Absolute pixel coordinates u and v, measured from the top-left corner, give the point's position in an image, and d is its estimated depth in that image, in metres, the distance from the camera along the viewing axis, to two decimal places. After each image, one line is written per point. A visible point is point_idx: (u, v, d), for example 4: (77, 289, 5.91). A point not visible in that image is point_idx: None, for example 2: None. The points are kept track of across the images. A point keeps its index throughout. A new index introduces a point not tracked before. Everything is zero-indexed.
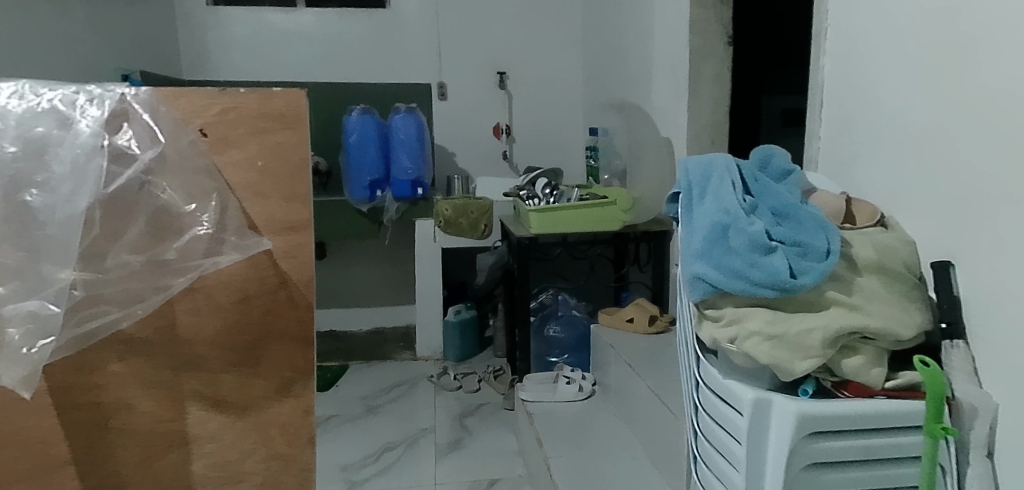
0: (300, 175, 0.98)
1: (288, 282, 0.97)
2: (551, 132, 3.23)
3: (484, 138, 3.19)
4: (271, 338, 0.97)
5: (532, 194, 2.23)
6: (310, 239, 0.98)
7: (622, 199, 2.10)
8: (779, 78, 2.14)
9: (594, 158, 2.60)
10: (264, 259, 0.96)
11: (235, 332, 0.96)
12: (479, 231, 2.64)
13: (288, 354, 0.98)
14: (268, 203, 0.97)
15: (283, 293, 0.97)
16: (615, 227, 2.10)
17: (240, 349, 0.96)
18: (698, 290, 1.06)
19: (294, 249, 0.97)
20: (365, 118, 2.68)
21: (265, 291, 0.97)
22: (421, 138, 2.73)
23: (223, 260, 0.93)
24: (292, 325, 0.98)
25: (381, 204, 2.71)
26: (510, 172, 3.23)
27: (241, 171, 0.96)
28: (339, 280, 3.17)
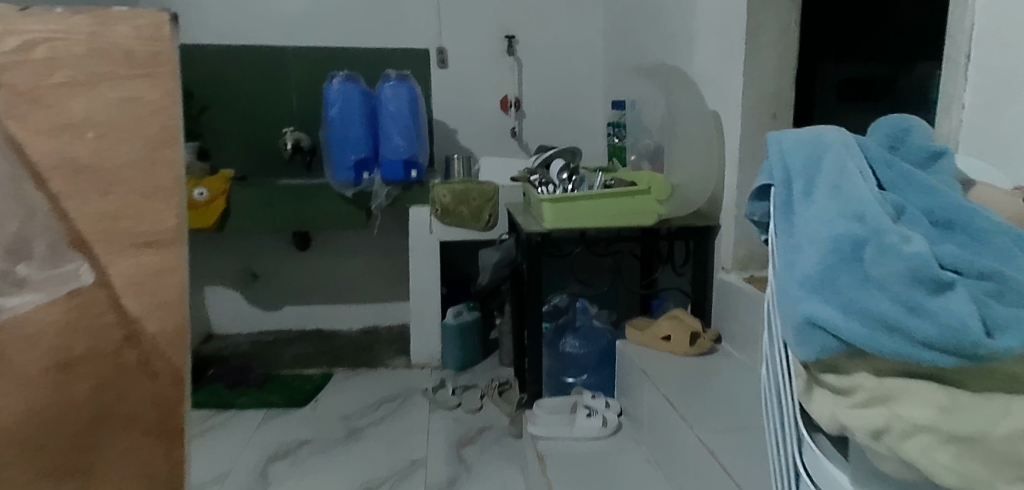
0: (161, 149, 0.72)
1: (137, 337, 0.72)
2: (566, 106, 2.82)
3: (489, 112, 2.79)
4: (109, 434, 0.70)
5: (546, 179, 1.80)
6: (179, 254, 0.74)
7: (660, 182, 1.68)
8: (838, 43, 1.74)
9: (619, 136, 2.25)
10: (99, 296, 0.70)
11: (48, 428, 0.66)
12: (483, 222, 2.25)
13: (136, 455, 0.72)
14: (108, 199, 0.70)
15: (133, 354, 0.71)
16: (649, 220, 1.69)
17: (50, 462, 0.67)
18: (815, 343, 0.68)
19: (152, 281, 0.72)
20: (348, 87, 2.27)
21: (101, 355, 0.70)
22: (415, 109, 2.32)
23: (17, 302, 0.66)
24: (146, 414, 0.73)
25: (367, 188, 2.30)
26: (519, 152, 2.83)
27: (54, 139, 0.68)
28: (324, 273, 2.79)
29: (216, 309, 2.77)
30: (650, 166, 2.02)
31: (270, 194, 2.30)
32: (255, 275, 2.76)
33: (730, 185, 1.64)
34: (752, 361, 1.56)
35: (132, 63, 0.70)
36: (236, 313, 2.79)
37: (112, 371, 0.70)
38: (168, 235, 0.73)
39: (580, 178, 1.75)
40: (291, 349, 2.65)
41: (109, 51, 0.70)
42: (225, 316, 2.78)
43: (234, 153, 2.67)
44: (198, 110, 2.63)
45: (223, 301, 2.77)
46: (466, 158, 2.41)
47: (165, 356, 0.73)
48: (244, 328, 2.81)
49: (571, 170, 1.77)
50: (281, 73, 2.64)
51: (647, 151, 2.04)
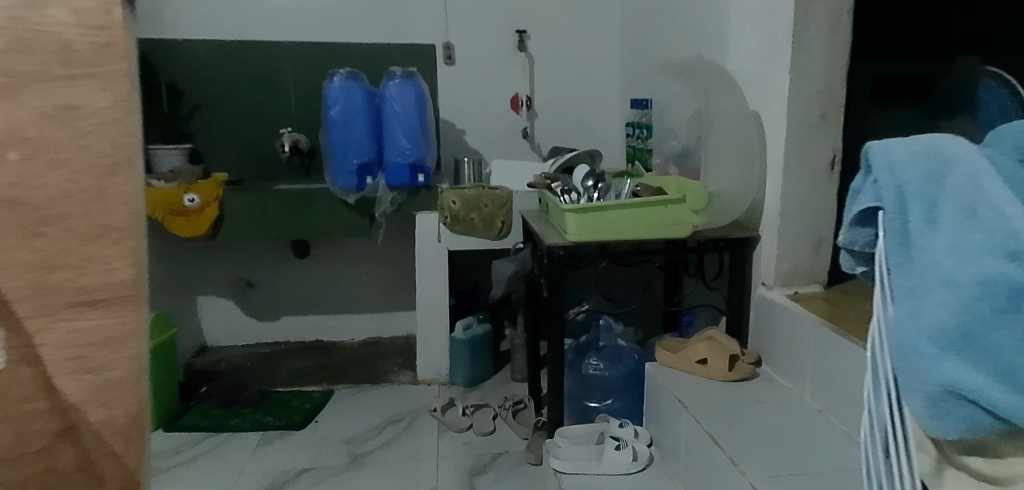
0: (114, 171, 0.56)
1: (76, 432, 0.58)
2: (580, 105, 2.68)
3: (499, 111, 2.64)
4: None
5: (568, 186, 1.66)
6: (137, 324, 0.57)
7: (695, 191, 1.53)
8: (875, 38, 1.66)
9: (645, 138, 2.11)
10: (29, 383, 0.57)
11: None
12: (496, 230, 2.10)
13: None
14: (45, 253, 0.55)
15: (71, 451, 0.58)
16: (682, 232, 1.54)
17: None
18: (958, 415, 0.55)
19: (97, 362, 0.57)
20: (349, 86, 2.09)
21: (35, 454, 0.58)
22: (422, 108, 2.15)
23: None
24: None
25: (371, 194, 2.16)
26: (531, 154, 2.69)
27: None
28: (324, 281, 2.64)
29: (210, 320, 2.62)
30: (678, 169, 1.90)
31: (266, 200, 2.15)
32: (251, 284, 2.61)
33: (773, 193, 1.50)
34: (799, 388, 1.42)
35: (69, 59, 0.55)
36: (231, 324, 2.64)
37: (46, 473, 0.58)
38: (121, 292, 0.56)
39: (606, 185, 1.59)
40: (289, 363, 2.50)
41: (34, 43, 0.54)
42: (219, 327, 2.63)
43: (228, 155, 2.52)
44: (191, 109, 2.48)
45: (217, 311, 2.62)
46: (476, 161, 2.26)
47: (111, 455, 0.58)
48: (240, 340, 2.66)
49: (596, 176, 1.62)
50: (279, 70, 2.49)
51: (673, 154, 1.93)
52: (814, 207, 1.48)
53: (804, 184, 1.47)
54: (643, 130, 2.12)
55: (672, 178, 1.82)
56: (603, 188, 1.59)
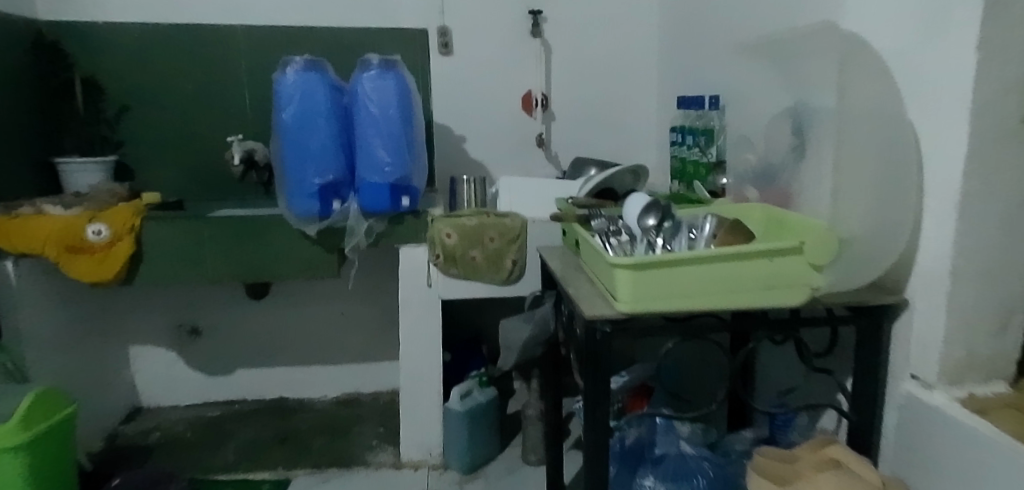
0: None
1: None
2: (608, 106, 2.18)
3: (507, 112, 2.14)
4: None
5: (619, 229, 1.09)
6: None
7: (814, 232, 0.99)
8: None
9: (702, 146, 1.68)
10: None
11: None
12: (505, 273, 1.57)
13: None
14: None
15: None
16: (796, 296, 0.99)
17: None
18: None
19: None
20: (309, 79, 1.53)
21: None
22: (407, 110, 1.58)
23: None
24: None
25: (340, 222, 1.62)
26: (545, 165, 2.18)
27: None
28: (289, 326, 2.12)
29: (146, 376, 2.10)
30: (758, 194, 1.37)
31: (199, 231, 1.62)
32: (197, 331, 2.08)
33: (937, 243, 0.97)
34: None
35: None
36: (171, 380, 2.11)
37: None
38: None
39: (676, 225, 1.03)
40: (241, 432, 1.97)
41: None
42: (157, 383, 2.10)
43: (165, 169, 1.99)
44: (117, 111, 1.94)
45: (154, 364, 2.09)
46: (479, 179, 1.71)
47: None
48: (183, 399, 2.13)
49: (660, 211, 1.05)
50: (230, 62, 1.97)
51: (752, 172, 1.41)
52: (999, 265, 0.96)
53: (988, 230, 0.94)
54: (699, 136, 1.69)
55: (757, 206, 1.29)
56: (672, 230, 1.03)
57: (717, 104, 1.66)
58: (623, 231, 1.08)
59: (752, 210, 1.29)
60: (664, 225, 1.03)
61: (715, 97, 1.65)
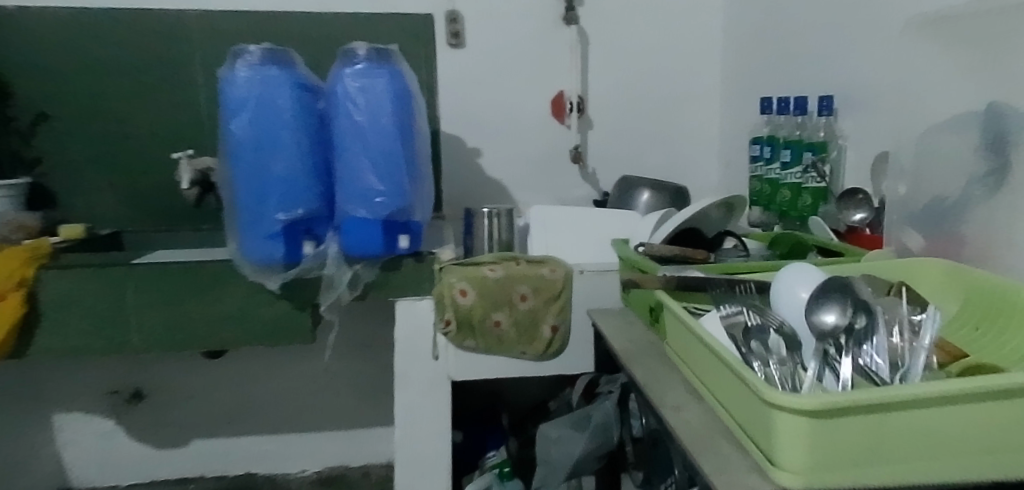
0: None
1: None
2: (658, 112, 1.76)
3: (533, 120, 1.71)
4: None
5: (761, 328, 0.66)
6: None
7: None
8: None
9: (809, 163, 1.30)
10: None
11: None
12: (541, 345, 1.15)
13: None
14: None
15: None
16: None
17: None
18: None
19: None
20: (269, 76, 1.07)
21: None
22: (406, 120, 1.13)
23: None
24: None
25: (314, 271, 1.18)
26: (580, 184, 1.75)
27: None
28: (258, 389, 1.68)
29: (77, 452, 1.66)
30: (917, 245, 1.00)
31: (121, 286, 1.18)
32: (141, 396, 1.65)
33: None
34: None
35: None
36: (108, 457, 1.67)
37: None
38: None
39: (874, 326, 0.61)
40: None
41: None
42: (91, 462, 1.67)
43: (95, 194, 1.55)
44: (34, 120, 1.51)
45: (87, 438, 1.66)
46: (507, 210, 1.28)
47: None
48: (123, 480, 1.69)
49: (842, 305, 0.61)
50: (181, 56, 1.54)
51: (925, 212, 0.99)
52: None
53: None
54: (805, 152, 1.31)
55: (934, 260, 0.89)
56: (866, 334, 0.61)
57: (831, 109, 1.28)
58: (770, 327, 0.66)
59: (930, 264, 0.89)
60: (856, 325, 0.60)
61: (828, 98, 1.27)
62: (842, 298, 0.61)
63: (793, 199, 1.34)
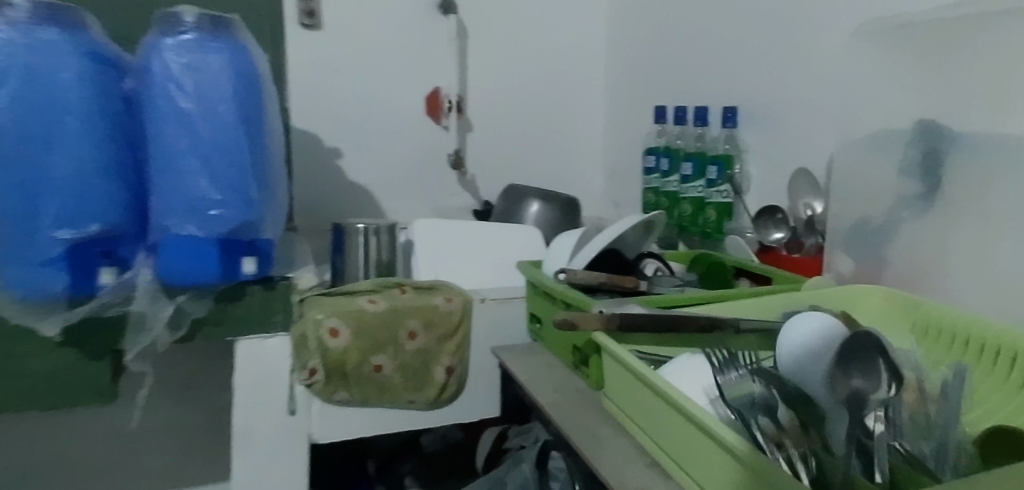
0: None
1: None
2: (541, 117, 1.62)
3: (405, 119, 1.49)
4: None
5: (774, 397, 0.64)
6: None
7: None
8: None
9: (712, 179, 1.25)
10: None
11: None
12: (433, 390, 1.01)
13: None
14: None
15: None
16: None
17: None
18: None
19: None
20: (41, 35, 0.74)
21: None
22: (254, 111, 0.84)
23: None
24: None
25: (116, 307, 0.85)
26: (458, 192, 1.56)
27: None
28: (42, 454, 1.28)
29: None
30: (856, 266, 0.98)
31: None
32: None
33: None
34: None
35: None
36: None
37: None
38: None
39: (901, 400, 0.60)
40: None
41: None
42: None
43: None
44: None
45: None
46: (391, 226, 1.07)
47: None
48: None
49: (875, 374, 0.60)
50: None
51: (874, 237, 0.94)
52: None
53: None
54: (708, 165, 1.26)
55: (874, 287, 0.90)
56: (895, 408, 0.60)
57: (735, 121, 1.24)
58: (776, 394, 0.63)
59: (872, 291, 0.90)
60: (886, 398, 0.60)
61: (733, 109, 1.23)
62: (873, 373, 0.60)
63: (694, 214, 1.28)
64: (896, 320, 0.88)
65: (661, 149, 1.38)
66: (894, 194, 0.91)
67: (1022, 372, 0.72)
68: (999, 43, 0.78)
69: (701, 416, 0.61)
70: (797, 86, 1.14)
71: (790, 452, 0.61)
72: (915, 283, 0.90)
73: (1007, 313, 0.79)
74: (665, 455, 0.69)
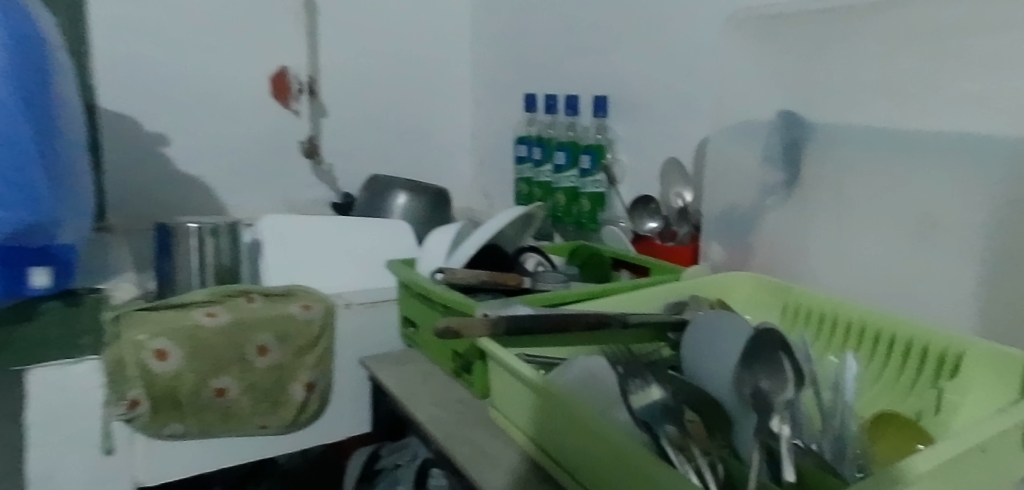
0: None
1: None
2: (404, 103, 1.51)
3: (249, 104, 1.34)
4: None
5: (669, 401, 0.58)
6: None
7: (1009, 374, 0.61)
8: None
9: (586, 168, 1.20)
10: None
11: None
12: (291, 410, 0.88)
13: None
14: None
15: None
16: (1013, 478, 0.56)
17: None
18: None
19: None
20: None
21: None
22: (31, 77, 0.69)
23: None
24: None
25: None
26: (314, 183, 1.43)
27: None
28: None
29: None
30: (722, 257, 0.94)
31: None
32: None
33: None
34: None
35: None
36: None
37: None
38: None
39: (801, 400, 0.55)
40: None
41: None
42: None
43: None
44: None
45: None
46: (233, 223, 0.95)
47: None
48: None
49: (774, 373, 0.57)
50: None
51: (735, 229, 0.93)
52: None
53: None
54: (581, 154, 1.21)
55: (744, 275, 0.87)
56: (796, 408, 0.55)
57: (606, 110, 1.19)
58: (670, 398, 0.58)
59: (738, 278, 0.87)
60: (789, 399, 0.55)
61: (603, 98, 1.18)
62: (777, 372, 0.56)
63: (569, 204, 1.23)
64: (768, 306, 0.85)
65: (532, 138, 1.33)
66: (751, 181, 0.88)
67: (880, 362, 0.72)
68: (847, 25, 0.76)
69: (604, 429, 0.52)
70: (660, 70, 1.11)
71: (705, 457, 0.54)
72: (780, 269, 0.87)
73: (863, 297, 0.78)
74: (565, 470, 0.60)
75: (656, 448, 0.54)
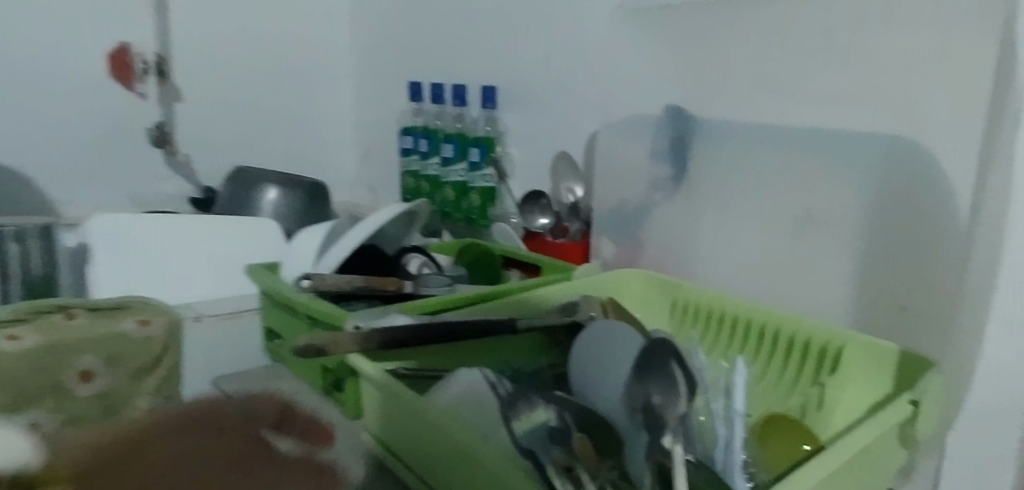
0: None
1: None
2: (273, 89, 1.41)
3: (86, 84, 1.21)
4: None
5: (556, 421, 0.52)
6: None
7: (886, 367, 0.61)
8: None
9: (474, 162, 1.14)
10: None
11: None
12: None
13: None
14: None
15: None
16: (887, 478, 0.54)
17: None
18: None
19: None
20: None
21: None
22: None
23: None
24: None
25: None
26: (168, 174, 1.31)
27: None
28: None
29: None
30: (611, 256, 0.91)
31: None
32: None
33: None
34: None
35: None
36: None
37: None
38: None
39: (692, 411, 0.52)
40: None
41: None
42: None
43: None
44: None
45: None
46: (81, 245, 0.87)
47: None
48: None
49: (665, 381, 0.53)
50: None
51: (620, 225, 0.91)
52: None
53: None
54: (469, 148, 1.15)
55: (632, 271, 0.83)
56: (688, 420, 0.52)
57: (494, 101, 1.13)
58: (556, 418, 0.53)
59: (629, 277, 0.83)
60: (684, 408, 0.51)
61: (490, 88, 1.12)
62: (667, 380, 0.52)
63: (457, 199, 1.16)
64: (656, 307, 0.82)
65: (418, 129, 1.25)
66: (635, 178, 0.86)
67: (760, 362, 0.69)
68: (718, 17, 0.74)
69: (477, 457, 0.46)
70: (540, 61, 1.07)
71: (595, 485, 0.49)
72: (664, 269, 0.85)
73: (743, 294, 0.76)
74: None
75: (541, 477, 0.49)
